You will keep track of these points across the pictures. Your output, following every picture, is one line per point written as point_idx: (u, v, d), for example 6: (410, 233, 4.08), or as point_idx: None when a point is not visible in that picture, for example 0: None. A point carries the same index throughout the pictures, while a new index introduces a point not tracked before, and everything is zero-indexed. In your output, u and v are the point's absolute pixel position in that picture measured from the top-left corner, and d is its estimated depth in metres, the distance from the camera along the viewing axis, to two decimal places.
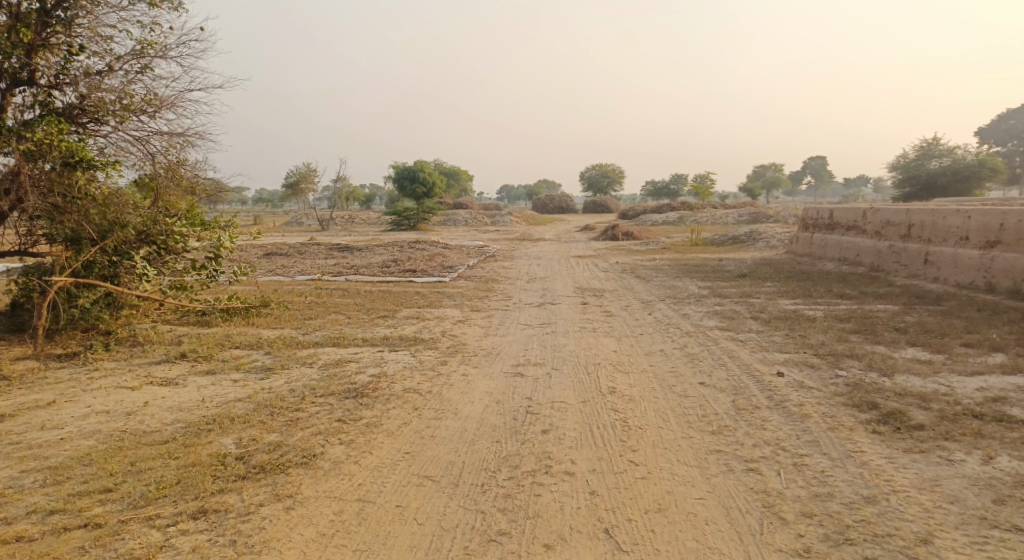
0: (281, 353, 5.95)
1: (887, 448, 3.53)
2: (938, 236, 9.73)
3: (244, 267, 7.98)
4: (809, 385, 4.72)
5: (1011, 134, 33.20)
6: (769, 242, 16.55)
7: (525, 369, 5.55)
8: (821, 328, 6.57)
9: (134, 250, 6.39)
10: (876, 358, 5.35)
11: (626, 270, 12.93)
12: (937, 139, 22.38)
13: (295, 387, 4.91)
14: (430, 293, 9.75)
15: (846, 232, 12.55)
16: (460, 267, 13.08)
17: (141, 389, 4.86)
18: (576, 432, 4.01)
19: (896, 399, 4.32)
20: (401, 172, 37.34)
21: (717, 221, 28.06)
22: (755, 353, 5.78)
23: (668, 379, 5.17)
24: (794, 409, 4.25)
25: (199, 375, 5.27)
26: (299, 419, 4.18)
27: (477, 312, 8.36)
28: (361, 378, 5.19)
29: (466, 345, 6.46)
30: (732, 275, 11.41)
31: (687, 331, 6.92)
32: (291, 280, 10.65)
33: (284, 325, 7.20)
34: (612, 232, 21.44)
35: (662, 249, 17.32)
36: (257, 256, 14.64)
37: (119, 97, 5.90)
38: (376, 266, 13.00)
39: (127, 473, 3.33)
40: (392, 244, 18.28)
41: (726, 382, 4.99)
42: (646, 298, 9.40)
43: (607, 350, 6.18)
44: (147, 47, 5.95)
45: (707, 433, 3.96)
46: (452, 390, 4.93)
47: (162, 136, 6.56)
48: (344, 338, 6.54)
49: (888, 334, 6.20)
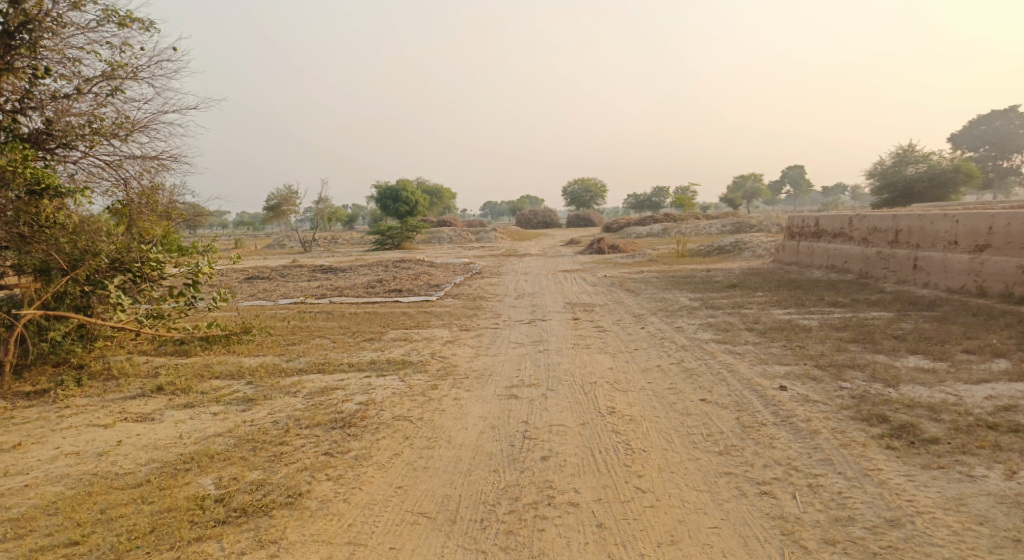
0: (264, 382, 5.69)
1: (904, 465, 3.38)
2: (926, 241, 9.72)
3: (224, 293, 7.72)
4: (814, 398, 4.58)
5: (982, 140, 33.91)
6: (755, 252, 16.55)
7: (519, 391, 5.34)
8: (818, 338, 6.44)
9: (108, 278, 6.19)
10: (879, 368, 5.23)
11: (615, 284, 12.80)
12: (912, 145, 22.64)
13: (279, 419, 4.66)
14: (417, 313, 9.52)
15: (833, 240, 12.54)
16: (447, 285, 12.87)
17: (114, 426, 4.58)
18: (577, 458, 3.81)
19: (906, 410, 4.19)
20: (383, 191, 37.06)
21: (701, 231, 28.15)
22: (754, 366, 5.63)
23: (668, 396, 5.00)
24: (802, 425, 4.09)
25: (176, 409, 5.00)
26: (283, 453, 3.93)
27: (466, 332, 8.14)
28: (348, 406, 4.95)
29: (456, 367, 6.25)
30: (721, 286, 11.33)
31: (682, 345, 6.76)
32: (273, 304, 10.37)
33: (266, 352, 6.93)
34: (597, 245, 21.38)
35: (649, 261, 17.23)
36: (238, 280, 14.31)
37: (88, 121, 5.69)
38: (360, 287, 12.75)
39: (97, 522, 3.07)
40: (376, 264, 18.01)
41: (728, 397, 4.83)
42: (637, 312, 9.24)
43: (602, 368, 6.00)
44: (117, 69, 5.72)
45: (714, 454, 3.79)
46: (444, 416, 4.71)
47: (135, 160, 6.33)
48: (329, 364, 6.29)
49: (887, 343, 6.09)
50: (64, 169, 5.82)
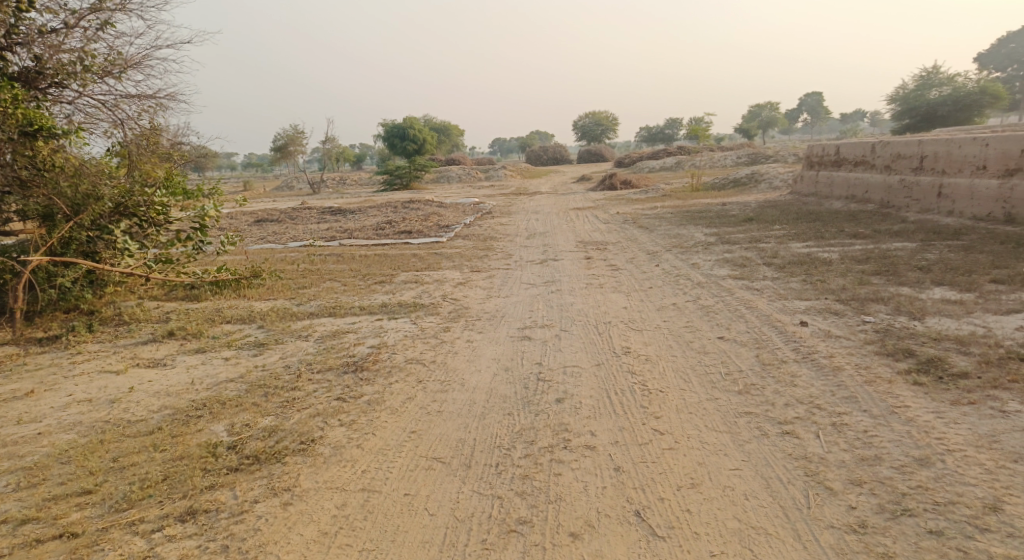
0: (276, 327, 5.63)
1: (932, 401, 3.27)
2: (952, 167, 9.32)
3: (232, 237, 7.60)
4: (837, 334, 4.44)
5: (1011, 60, 32.54)
6: (771, 184, 16.12)
7: (532, 332, 5.25)
8: (839, 271, 6.25)
9: (113, 223, 6.08)
10: (903, 301, 5.05)
11: (627, 220, 12.55)
12: (936, 67, 21.60)
13: (290, 364, 4.62)
14: (428, 255, 9.39)
15: (853, 168, 12.11)
16: (457, 226, 12.68)
17: (127, 373, 4.57)
18: (593, 400, 3.73)
19: (933, 344, 4.04)
20: (390, 130, 36.26)
21: (715, 164, 27.48)
22: (773, 302, 5.48)
23: (684, 335, 4.88)
24: (824, 362, 3.97)
25: (188, 354, 4.97)
26: (295, 399, 3.89)
27: (478, 273, 8.02)
28: (360, 350, 4.89)
29: (468, 309, 6.16)
30: (738, 220, 11.05)
31: (698, 282, 6.61)
32: (283, 247, 10.27)
33: (277, 296, 6.86)
34: (609, 181, 20.97)
35: (662, 196, 16.85)
36: (248, 224, 14.21)
37: (79, 58, 5.43)
38: (370, 229, 12.59)
39: (109, 471, 3.05)
40: (385, 205, 17.73)
41: (746, 335, 4.70)
42: (652, 249, 9.05)
43: (617, 307, 5.88)
44: (105, 2, 5.41)
45: (733, 394, 3.69)
46: (457, 358, 4.64)
47: (132, 100, 6.10)
48: (340, 307, 6.22)
49: (911, 274, 5.89)
50: (59, 111, 5.59)
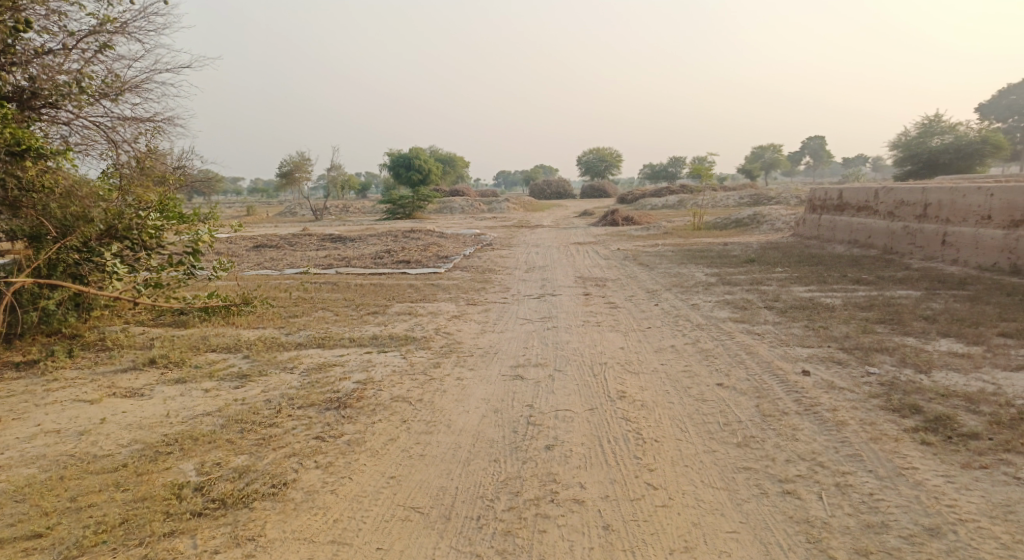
0: (261, 358, 5.46)
1: (942, 464, 3.08)
2: (957, 216, 9.25)
3: (225, 263, 7.49)
4: (840, 385, 4.27)
5: (1011, 111, 33.04)
6: (773, 226, 16.09)
7: (525, 371, 5.08)
8: (843, 318, 6.11)
9: (105, 246, 5.96)
10: (909, 352, 4.89)
11: (628, 257, 12.44)
12: (938, 115, 21.77)
13: (271, 398, 4.44)
14: (425, 286, 9.27)
15: (856, 213, 12.06)
16: (456, 257, 12.57)
17: (101, 403, 4.39)
18: (584, 449, 3.55)
19: (941, 400, 3.87)
20: (396, 159, 36.53)
21: (717, 203, 27.56)
22: (775, 348, 5.32)
23: (682, 380, 4.71)
24: (827, 415, 3.80)
25: (168, 384, 4.80)
26: (271, 436, 3.71)
27: (474, 306, 7.86)
28: (345, 385, 4.72)
29: (461, 344, 5.99)
30: (739, 260, 10.94)
31: (698, 324, 6.45)
32: (278, 274, 10.15)
33: (266, 325, 6.71)
34: (611, 217, 20.97)
35: (664, 234, 16.79)
36: (247, 249, 14.13)
37: (75, 79, 5.38)
38: (368, 258, 12.49)
39: (65, 512, 2.87)
40: (386, 234, 17.64)
41: (746, 383, 4.53)
42: (651, 288, 8.91)
43: (613, 347, 5.71)
44: (105, 25, 5.38)
45: (732, 446, 3.51)
46: (445, 398, 4.46)
47: (129, 122, 6.06)
48: (330, 339, 6.06)
49: (917, 325, 5.73)
50: (53, 132, 5.53)
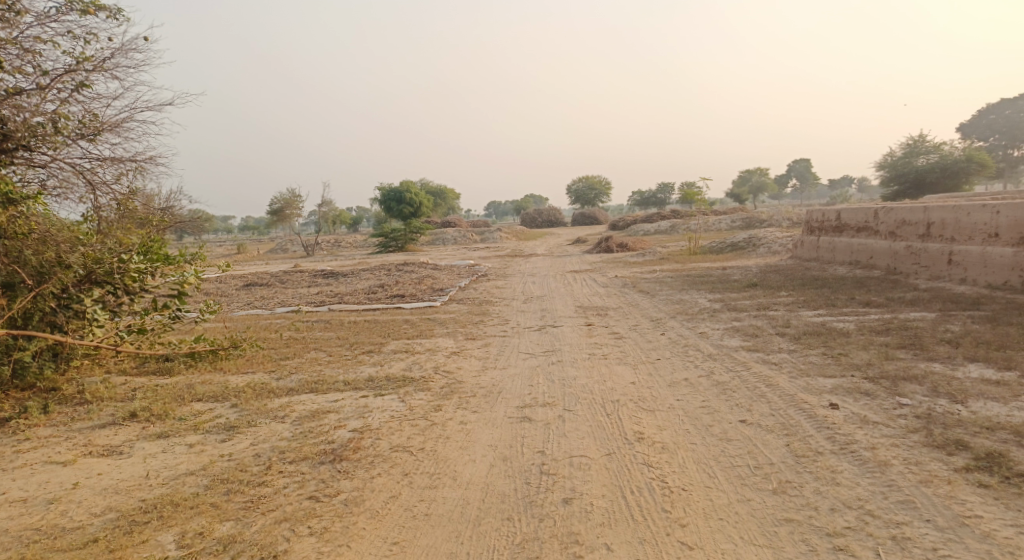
0: (250, 406, 5.11)
1: (1008, 512, 2.83)
2: (962, 234, 9.07)
3: (213, 305, 7.20)
4: (874, 419, 3.98)
5: (992, 130, 33.61)
6: (770, 248, 15.93)
7: (532, 412, 4.74)
8: (861, 344, 5.84)
9: (84, 292, 5.77)
10: (940, 380, 4.61)
11: (627, 285, 12.18)
12: (923, 135, 21.87)
13: (260, 452, 4.10)
14: (421, 321, 8.95)
15: (856, 234, 11.90)
16: (452, 289, 12.27)
17: (75, 464, 4.04)
18: (606, 502, 3.24)
19: (988, 434, 3.59)
20: (387, 194, 36.39)
21: (710, 228, 27.51)
22: (795, 379, 5.03)
23: (702, 417, 4.40)
24: (866, 454, 3.50)
25: (149, 440, 4.44)
26: (260, 498, 3.38)
27: (473, 341, 7.53)
28: (340, 434, 4.38)
29: (462, 384, 5.65)
30: (741, 285, 10.70)
31: (710, 354, 6.16)
32: (269, 314, 9.81)
33: (256, 369, 6.35)
34: (606, 244, 20.82)
35: (661, 260, 16.56)
36: (237, 288, 13.78)
37: (51, 120, 5.12)
38: (362, 293, 12.18)
39: None
40: (379, 268, 17.35)
41: (772, 419, 4.23)
42: (655, 316, 8.62)
43: (624, 383, 5.38)
44: (82, 63, 5.15)
45: (767, 494, 3.20)
46: (449, 446, 4.13)
47: (108, 163, 5.76)
48: (322, 383, 5.70)
49: (940, 349, 5.47)
50: (28, 175, 5.26)
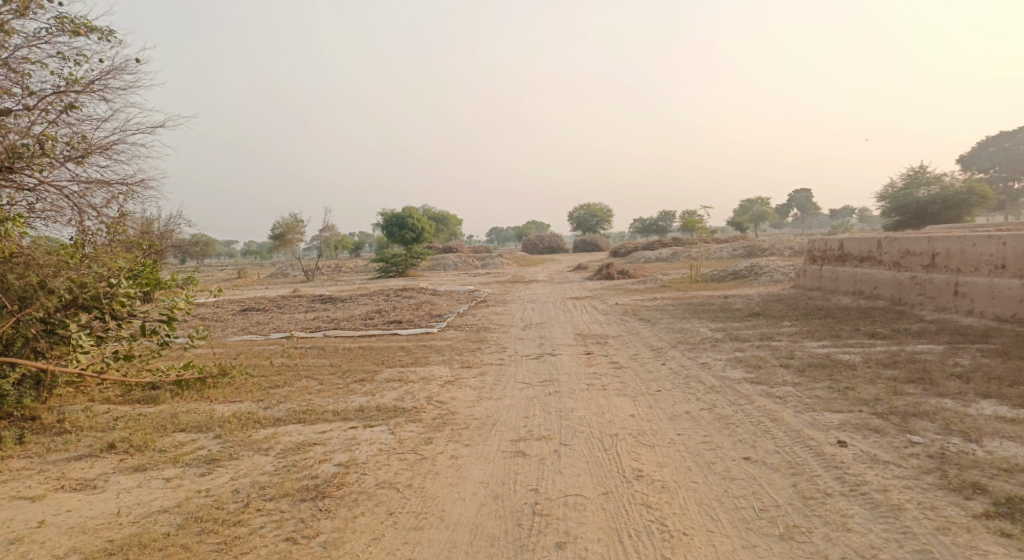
0: (234, 437, 4.92)
1: None
2: (968, 265, 8.93)
3: (203, 330, 7.03)
4: (885, 459, 3.78)
5: (992, 161, 33.79)
6: (772, 277, 15.80)
7: (527, 446, 4.55)
8: (868, 378, 5.65)
9: (69, 317, 5.60)
10: (952, 417, 4.42)
11: (628, 312, 12.01)
12: (924, 166, 21.88)
13: (239, 488, 3.90)
14: (417, 348, 8.77)
15: (859, 264, 11.76)
16: (450, 315, 12.11)
17: (44, 499, 3.85)
18: (602, 547, 3.04)
19: (1006, 476, 3.40)
20: (389, 220, 36.44)
21: (711, 257, 27.42)
22: (801, 414, 4.83)
23: (704, 454, 4.19)
24: (878, 497, 3.30)
25: (125, 473, 4.25)
26: (234, 540, 3.21)
27: (469, 369, 7.35)
28: (324, 469, 4.18)
29: (455, 415, 5.45)
30: (744, 314, 10.52)
31: (711, 386, 5.96)
32: (263, 339, 9.65)
33: (244, 398, 6.16)
34: (607, 271, 20.70)
35: (661, 287, 16.41)
36: (234, 313, 13.64)
37: (37, 142, 5.04)
38: (358, 319, 12.01)
39: None
40: (377, 293, 17.22)
41: (777, 456, 4.03)
42: (656, 345, 8.43)
43: (622, 416, 5.19)
44: (72, 84, 5.09)
45: (774, 540, 3.01)
46: (439, 482, 3.93)
47: (98, 186, 5.66)
48: (311, 413, 5.50)
49: (951, 384, 5.28)
50: (16, 198, 5.17)
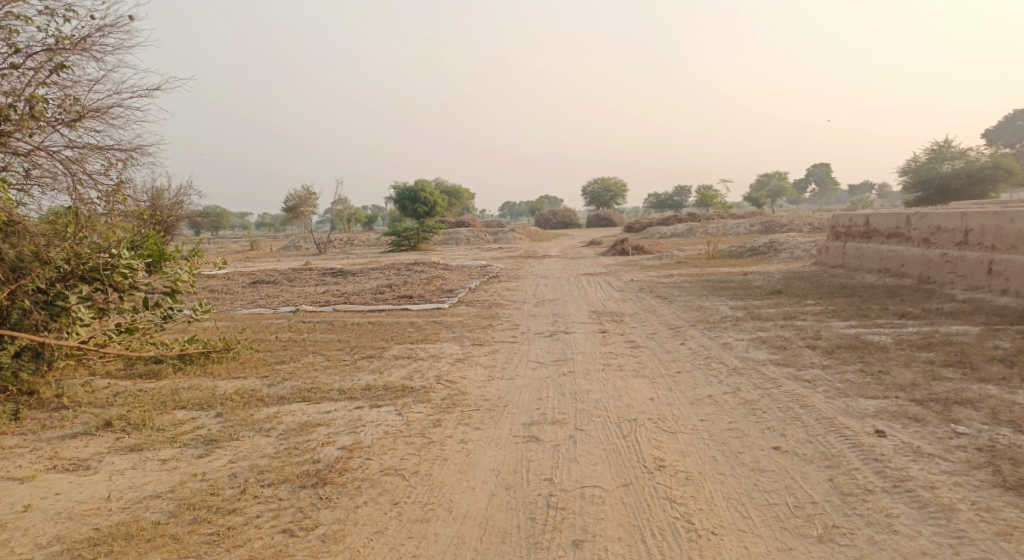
0: (235, 416, 4.71)
1: None
2: (1004, 242, 8.48)
3: (207, 304, 6.82)
4: (929, 451, 3.49)
5: (1018, 136, 32.82)
6: (792, 253, 15.37)
7: (540, 431, 4.30)
8: (902, 361, 5.33)
9: (70, 289, 5.43)
10: (999, 405, 4.11)
11: (644, 289, 11.69)
12: (949, 139, 21.14)
13: (237, 472, 3.70)
14: (427, 324, 8.55)
15: (885, 241, 11.33)
16: (461, 290, 11.87)
17: (34, 480, 3.68)
18: (623, 547, 2.80)
19: None
20: (402, 192, 36.08)
21: (727, 232, 26.94)
22: (833, 400, 4.54)
23: (730, 442, 3.92)
24: (926, 495, 3.02)
25: (120, 454, 4.06)
26: (227, 531, 3.01)
27: (480, 347, 7.11)
28: (327, 452, 3.96)
29: (465, 395, 5.22)
30: (764, 292, 10.18)
31: (734, 368, 5.67)
32: (271, 313, 9.46)
33: (248, 375, 5.96)
34: (621, 246, 20.35)
35: (678, 264, 16.03)
36: (244, 286, 13.50)
37: (27, 105, 4.76)
38: (369, 293, 11.78)
39: None
40: (388, 267, 16.95)
41: (810, 447, 3.75)
42: (674, 324, 8.13)
43: (641, 399, 4.92)
44: (61, 41, 4.79)
45: (812, 542, 2.75)
46: (447, 470, 3.69)
47: (96, 152, 5.39)
48: (316, 391, 5.29)
49: (993, 368, 4.95)
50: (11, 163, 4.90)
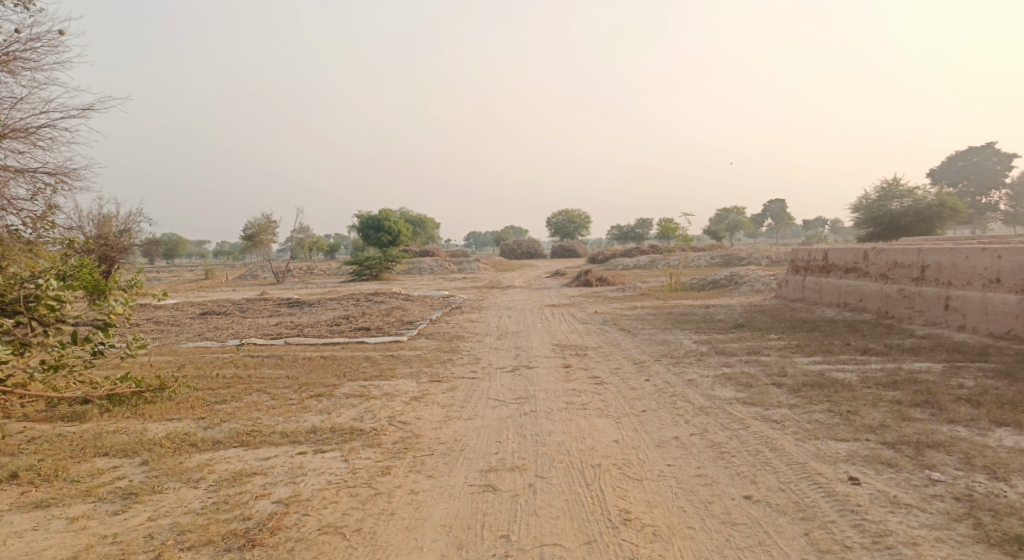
0: (161, 465, 4.25)
1: None
2: (960, 279, 8.60)
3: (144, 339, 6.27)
4: (906, 500, 3.32)
5: (960, 176, 34.41)
6: (753, 287, 15.49)
7: (498, 478, 3.99)
8: (870, 401, 5.20)
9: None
10: (972, 448, 3.99)
11: (607, 322, 11.51)
12: (897, 179, 21.90)
13: (155, 533, 3.28)
14: (383, 359, 8.15)
15: (844, 275, 11.45)
16: (422, 322, 11.50)
17: None
18: None
19: None
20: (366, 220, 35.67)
21: (689, 265, 27.25)
22: (803, 442, 4.35)
23: (700, 491, 3.67)
24: (908, 553, 2.83)
25: (23, 511, 3.59)
26: None
27: (438, 384, 6.76)
28: (261, 507, 3.57)
29: (420, 438, 4.87)
30: (727, 326, 10.10)
31: (701, 407, 5.47)
32: (218, 347, 8.93)
33: (183, 416, 5.49)
34: (584, 278, 20.30)
35: (641, 296, 15.98)
36: (193, 317, 12.84)
37: None
38: (324, 325, 11.31)
39: None
40: (347, 297, 16.48)
41: (783, 496, 3.53)
42: (639, 358, 7.93)
43: (605, 442, 4.65)
44: None
45: None
46: (395, 526, 3.35)
47: (21, 177, 4.97)
48: (256, 435, 4.87)
49: (960, 408, 4.86)
50: None
